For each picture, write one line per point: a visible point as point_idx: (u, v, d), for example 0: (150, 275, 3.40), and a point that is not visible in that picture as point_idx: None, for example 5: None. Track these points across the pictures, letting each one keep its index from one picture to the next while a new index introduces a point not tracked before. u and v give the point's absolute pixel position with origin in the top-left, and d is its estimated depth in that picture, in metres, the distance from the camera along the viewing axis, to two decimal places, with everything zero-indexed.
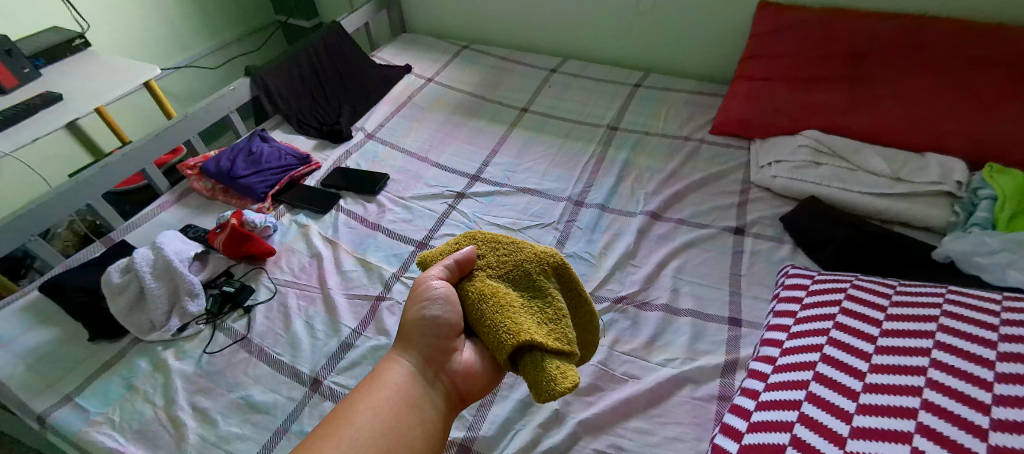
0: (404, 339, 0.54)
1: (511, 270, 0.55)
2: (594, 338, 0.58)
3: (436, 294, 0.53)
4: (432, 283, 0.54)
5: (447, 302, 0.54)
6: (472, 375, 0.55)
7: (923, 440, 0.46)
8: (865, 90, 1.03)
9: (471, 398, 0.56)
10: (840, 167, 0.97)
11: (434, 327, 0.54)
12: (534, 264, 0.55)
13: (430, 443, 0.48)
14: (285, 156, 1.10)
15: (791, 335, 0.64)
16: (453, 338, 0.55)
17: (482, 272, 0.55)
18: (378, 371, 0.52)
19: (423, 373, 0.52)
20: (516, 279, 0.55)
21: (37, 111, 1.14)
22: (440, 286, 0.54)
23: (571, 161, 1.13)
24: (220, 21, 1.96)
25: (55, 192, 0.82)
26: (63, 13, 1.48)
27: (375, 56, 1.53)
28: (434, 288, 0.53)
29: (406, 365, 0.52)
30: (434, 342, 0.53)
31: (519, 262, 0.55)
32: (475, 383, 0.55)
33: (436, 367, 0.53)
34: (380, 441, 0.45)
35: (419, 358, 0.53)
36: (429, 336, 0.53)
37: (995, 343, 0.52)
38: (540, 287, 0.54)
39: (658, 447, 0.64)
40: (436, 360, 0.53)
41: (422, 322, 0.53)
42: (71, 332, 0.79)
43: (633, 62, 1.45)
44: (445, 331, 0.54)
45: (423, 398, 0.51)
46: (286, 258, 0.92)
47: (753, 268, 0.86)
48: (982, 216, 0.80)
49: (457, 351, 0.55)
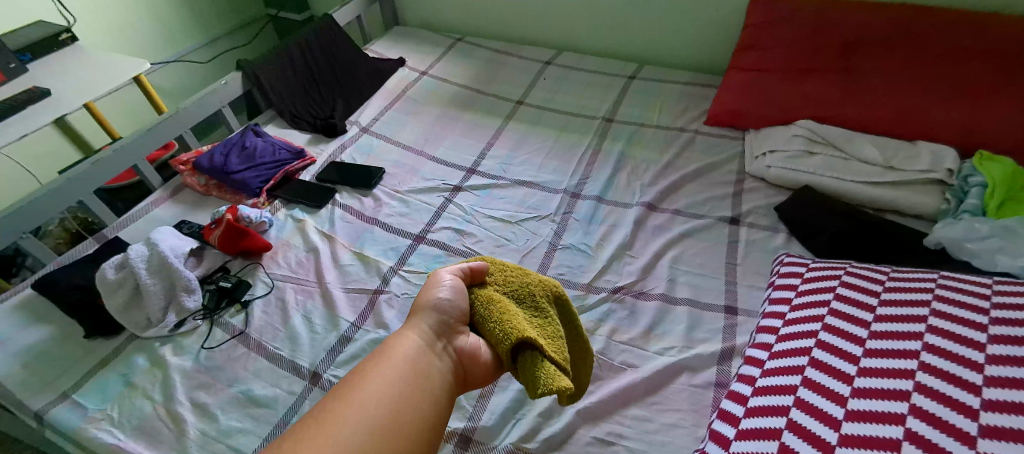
0: (414, 317, 0.54)
1: (517, 288, 0.57)
2: (585, 368, 0.61)
3: (446, 283, 0.55)
4: (444, 275, 0.56)
5: (457, 291, 0.56)
6: (478, 356, 0.55)
7: (917, 421, 0.47)
8: (856, 82, 1.04)
9: (472, 384, 0.56)
10: (833, 156, 0.98)
11: (444, 309, 0.54)
12: (539, 288, 0.58)
13: (441, 414, 0.48)
14: (279, 150, 1.10)
15: (786, 322, 0.65)
16: (460, 322, 0.55)
17: (490, 284, 0.57)
18: (387, 344, 0.51)
19: (433, 346, 0.52)
20: (520, 296, 0.57)
21: (23, 107, 1.12)
22: (451, 277, 0.56)
23: (566, 154, 1.14)
24: (208, 16, 1.93)
25: (46, 189, 0.81)
26: (48, 7, 1.46)
27: (368, 49, 1.52)
28: (445, 279, 0.56)
29: (417, 338, 0.52)
30: (444, 321, 0.54)
31: (525, 283, 0.58)
32: (478, 365, 0.55)
33: (445, 344, 0.53)
34: (393, 405, 0.44)
35: (430, 333, 0.53)
36: (439, 317, 0.54)
37: (986, 326, 0.54)
38: (540, 304, 0.56)
39: (657, 434, 0.65)
40: (445, 337, 0.53)
41: (433, 304, 0.54)
42: (67, 330, 0.79)
43: (628, 53, 1.45)
44: (453, 314, 0.55)
45: (434, 368, 0.50)
46: (283, 253, 0.92)
47: (748, 258, 0.87)
48: (972, 203, 0.82)
49: (464, 334, 0.55)
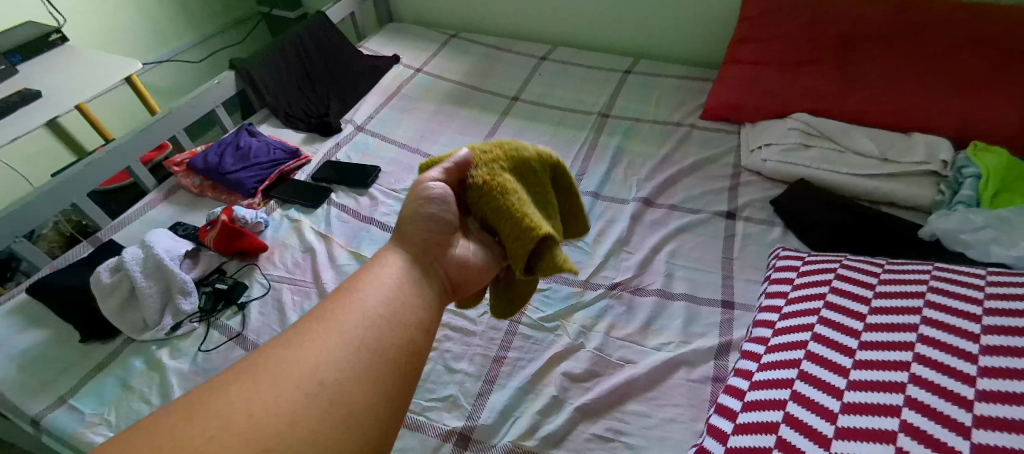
0: (396, 236, 0.47)
1: (519, 168, 0.54)
2: (580, 223, 0.65)
3: (435, 193, 0.48)
4: (430, 184, 0.49)
5: (446, 201, 0.49)
6: (470, 267, 0.50)
7: (912, 413, 0.47)
8: (852, 74, 1.04)
9: (463, 294, 0.51)
10: (829, 148, 0.98)
11: (429, 224, 0.48)
12: (538, 162, 0.56)
13: (428, 333, 0.41)
14: (274, 150, 1.09)
15: (782, 315, 0.65)
16: (449, 234, 0.49)
17: (493, 165, 0.52)
18: (367, 264, 0.44)
19: (418, 264, 0.45)
20: (522, 173, 0.55)
21: (14, 109, 1.11)
22: (438, 186, 0.49)
23: (563, 150, 1.13)
24: (201, 15, 1.92)
25: (39, 193, 0.80)
26: (37, 7, 1.44)
27: (362, 46, 1.51)
28: (432, 188, 0.48)
29: (400, 257, 0.45)
30: (430, 237, 0.47)
31: (526, 158, 0.55)
32: (471, 275, 0.50)
33: (433, 259, 0.47)
34: (374, 329, 0.38)
35: (414, 251, 0.46)
36: (425, 232, 0.47)
37: (980, 316, 0.54)
38: (540, 179, 0.57)
39: (655, 429, 0.65)
40: (431, 252, 0.47)
41: (416, 219, 0.47)
42: (63, 334, 0.78)
43: (623, 48, 1.44)
44: (440, 228, 0.48)
45: (420, 287, 0.44)
46: (279, 254, 0.92)
47: (745, 252, 0.87)
48: (966, 194, 0.82)
49: (454, 247, 0.49)
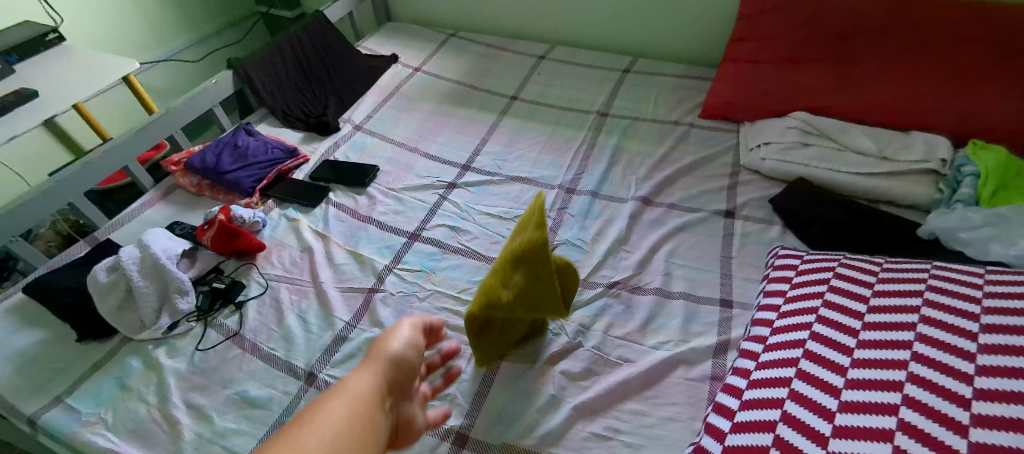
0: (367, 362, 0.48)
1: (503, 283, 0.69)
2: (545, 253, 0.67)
3: (405, 337, 0.53)
4: (405, 330, 0.54)
5: (415, 343, 0.53)
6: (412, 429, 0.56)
7: (910, 412, 0.47)
8: (851, 71, 1.04)
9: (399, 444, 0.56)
10: (828, 147, 0.98)
11: (401, 365, 0.50)
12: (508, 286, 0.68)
13: None
14: (272, 149, 1.09)
15: (780, 314, 0.65)
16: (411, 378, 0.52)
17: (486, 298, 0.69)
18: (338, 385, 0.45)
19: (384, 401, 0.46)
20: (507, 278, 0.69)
21: (11, 109, 1.11)
22: (407, 332, 0.53)
23: (561, 149, 1.13)
24: (198, 14, 1.92)
25: (36, 192, 0.80)
26: (34, 7, 1.44)
27: (360, 45, 1.51)
28: (405, 334, 0.53)
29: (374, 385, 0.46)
30: (399, 379, 0.49)
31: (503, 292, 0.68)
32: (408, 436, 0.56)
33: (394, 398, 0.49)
34: None
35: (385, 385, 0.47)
36: (397, 374, 0.49)
37: (979, 315, 0.54)
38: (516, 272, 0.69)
39: (653, 429, 0.65)
40: (396, 391, 0.49)
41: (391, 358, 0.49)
42: (60, 334, 0.78)
43: (622, 47, 1.44)
44: (408, 371, 0.51)
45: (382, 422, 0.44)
46: (277, 253, 0.91)
47: (744, 250, 0.87)
48: (965, 193, 0.82)
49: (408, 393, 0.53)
